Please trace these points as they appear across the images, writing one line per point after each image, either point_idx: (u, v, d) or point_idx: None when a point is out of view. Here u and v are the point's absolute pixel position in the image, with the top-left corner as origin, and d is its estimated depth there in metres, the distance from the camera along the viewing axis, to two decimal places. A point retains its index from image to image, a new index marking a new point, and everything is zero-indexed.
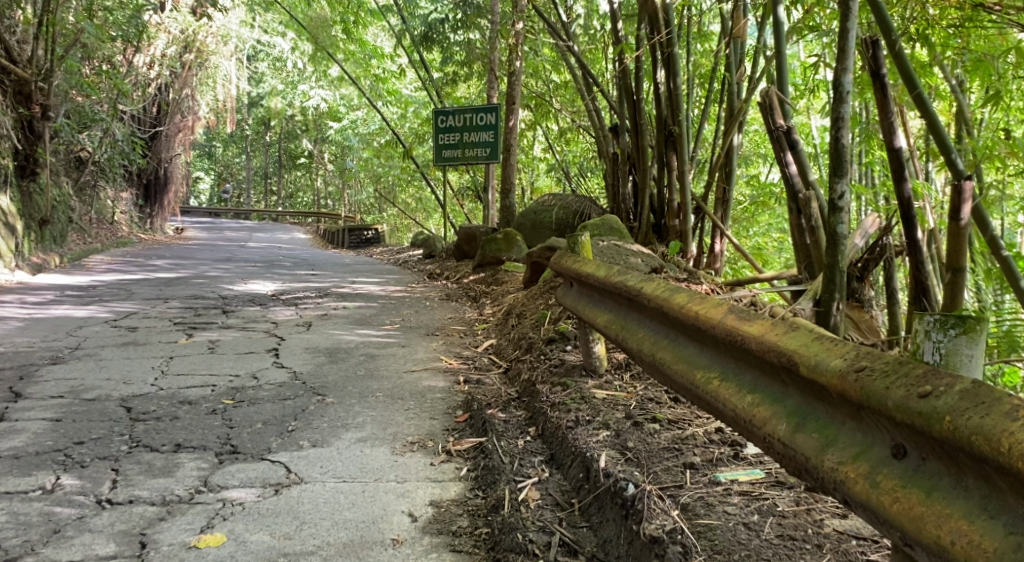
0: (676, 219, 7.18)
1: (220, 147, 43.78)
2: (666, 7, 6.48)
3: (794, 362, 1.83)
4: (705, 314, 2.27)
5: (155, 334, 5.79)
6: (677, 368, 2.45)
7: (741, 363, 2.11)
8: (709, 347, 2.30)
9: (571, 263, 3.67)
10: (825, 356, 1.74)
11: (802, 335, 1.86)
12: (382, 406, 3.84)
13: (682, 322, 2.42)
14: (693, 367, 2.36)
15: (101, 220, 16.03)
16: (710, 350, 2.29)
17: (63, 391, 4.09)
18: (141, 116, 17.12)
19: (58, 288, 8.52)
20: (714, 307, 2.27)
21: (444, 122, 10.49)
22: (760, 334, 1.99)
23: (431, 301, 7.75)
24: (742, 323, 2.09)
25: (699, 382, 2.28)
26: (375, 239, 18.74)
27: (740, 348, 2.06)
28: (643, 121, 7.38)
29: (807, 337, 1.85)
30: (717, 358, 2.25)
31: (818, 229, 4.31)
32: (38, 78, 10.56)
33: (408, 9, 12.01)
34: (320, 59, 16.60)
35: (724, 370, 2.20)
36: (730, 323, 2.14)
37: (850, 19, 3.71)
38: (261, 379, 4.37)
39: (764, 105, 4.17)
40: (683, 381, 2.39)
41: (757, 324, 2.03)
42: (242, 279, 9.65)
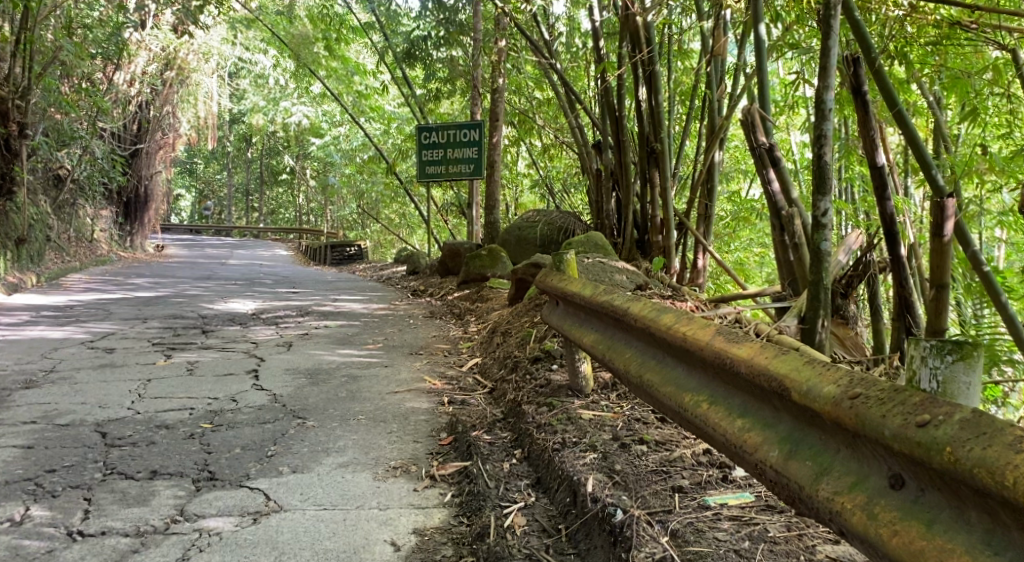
0: (659, 234, 7.17)
1: (201, 164, 43.57)
2: (649, 25, 6.52)
3: (785, 388, 1.80)
4: (693, 336, 2.23)
5: (132, 355, 5.69)
6: (665, 390, 2.41)
7: (731, 386, 2.07)
8: (698, 370, 2.27)
9: (556, 281, 3.62)
10: (818, 382, 1.71)
11: (792, 358, 1.83)
12: (364, 429, 3.77)
13: (669, 343, 2.38)
14: (681, 390, 2.32)
15: (80, 238, 15.87)
16: (699, 374, 2.25)
17: (36, 417, 3.99)
18: (121, 133, 16.87)
19: (34, 309, 8.38)
20: (702, 329, 2.23)
21: (427, 139, 10.40)
22: (750, 358, 1.95)
23: (414, 319, 7.68)
24: (731, 345, 2.05)
25: (688, 405, 2.24)
26: (358, 255, 18.64)
27: (729, 372, 2.03)
28: (626, 138, 7.39)
29: (798, 361, 1.82)
30: (705, 381, 2.22)
31: (802, 246, 4.27)
32: (15, 95, 10.40)
33: (390, 26, 12.01)
34: (302, 76, 16.56)
35: (713, 393, 2.17)
36: (719, 345, 2.10)
37: (831, 37, 3.71)
38: (241, 402, 4.29)
39: (747, 122, 4.17)
40: (671, 404, 2.35)
41: (747, 347, 1.99)
42: (223, 298, 9.55)
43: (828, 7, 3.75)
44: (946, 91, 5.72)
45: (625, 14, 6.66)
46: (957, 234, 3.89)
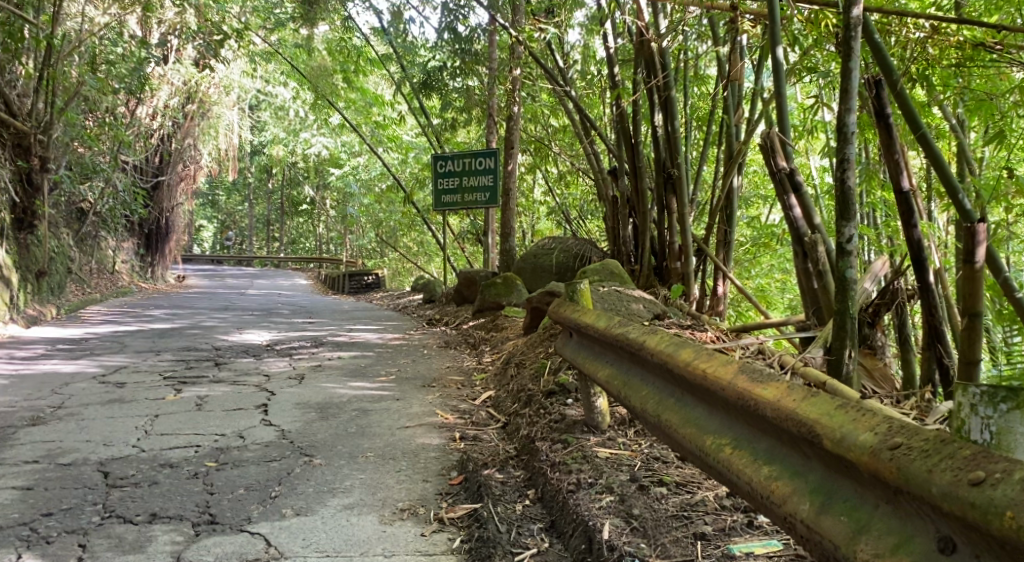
0: (677, 261, 7.03)
1: (223, 196, 43.98)
2: (664, 51, 6.55)
3: (816, 433, 1.76)
4: (712, 375, 2.16)
5: (142, 390, 5.60)
6: (684, 431, 2.30)
7: (757, 429, 2.00)
8: (719, 410, 2.18)
9: (570, 313, 3.50)
10: (853, 429, 1.68)
11: (823, 401, 1.80)
12: (372, 468, 3.64)
13: (687, 381, 2.28)
14: (701, 431, 2.23)
15: (101, 270, 15.92)
16: (718, 414, 2.18)
17: (39, 456, 3.90)
18: (143, 166, 17.12)
19: (50, 342, 8.35)
20: (722, 366, 2.16)
21: (443, 167, 10.44)
22: (778, 398, 1.89)
23: (429, 349, 7.56)
24: (755, 385, 1.98)
25: (708, 448, 2.16)
26: (375, 284, 18.58)
27: (755, 413, 1.96)
28: (642, 164, 7.29)
29: (829, 404, 1.77)
30: (727, 422, 2.14)
31: (826, 273, 4.11)
32: (38, 130, 10.53)
33: (407, 57, 12.03)
34: (321, 107, 16.63)
35: (737, 435, 2.09)
36: (742, 386, 2.02)
37: (853, 59, 3.60)
38: (248, 438, 4.17)
39: (766, 147, 4.05)
40: (690, 446, 2.25)
41: (772, 388, 1.94)
42: (238, 329, 9.48)
43: (848, 27, 3.65)
44: (970, 114, 5.60)
45: (639, 39, 6.67)
46: (987, 261, 3.72)
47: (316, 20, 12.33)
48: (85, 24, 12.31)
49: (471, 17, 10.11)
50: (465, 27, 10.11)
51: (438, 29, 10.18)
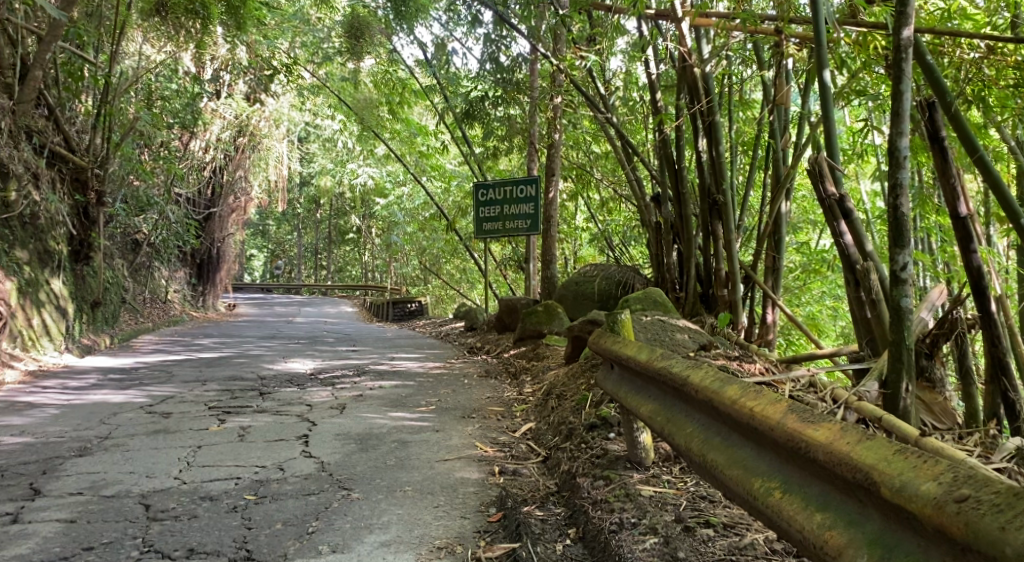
0: (724, 288, 6.88)
1: (272, 226, 44.74)
2: (707, 76, 6.53)
3: (873, 480, 1.77)
4: (761, 414, 2.10)
5: (187, 420, 5.62)
6: (730, 473, 2.22)
7: (808, 472, 1.97)
8: (767, 451, 2.13)
9: (610, 345, 3.42)
10: (914, 478, 1.70)
11: (881, 447, 1.80)
12: (410, 502, 3.58)
13: (734, 420, 2.21)
14: (748, 473, 2.16)
15: (154, 299, 16.22)
16: (768, 455, 2.12)
17: (84, 487, 3.92)
18: (195, 198, 17.51)
19: (102, 371, 8.47)
20: (772, 405, 2.10)
21: (485, 196, 10.47)
22: (831, 441, 1.88)
23: (470, 379, 7.50)
24: (806, 426, 1.96)
25: (757, 492, 2.09)
26: (419, 311, 18.62)
27: (807, 457, 1.93)
28: (686, 190, 7.21)
29: (888, 449, 1.78)
30: (776, 464, 2.08)
31: (880, 302, 3.97)
32: (95, 165, 10.77)
33: (450, 88, 12.14)
34: (366, 138, 16.79)
35: (786, 478, 2.04)
36: (794, 426, 1.99)
37: (904, 82, 3.52)
38: (287, 471, 4.15)
39: (814, 172, 3.95)
40: (737, 488, 2.17)
41: (824, 429, 1.92)
42: (284, 358, 9.53)
43: (898, 49, 3.58)
44: None
45: (682, 65, 6.68)
46: None
47: (362, 54, 12.55)
48: (141, 62, 12.79)
49: (513, 47, 10.19)
50: (506, 58, 10.20)
51: (481, 61, 10.28)
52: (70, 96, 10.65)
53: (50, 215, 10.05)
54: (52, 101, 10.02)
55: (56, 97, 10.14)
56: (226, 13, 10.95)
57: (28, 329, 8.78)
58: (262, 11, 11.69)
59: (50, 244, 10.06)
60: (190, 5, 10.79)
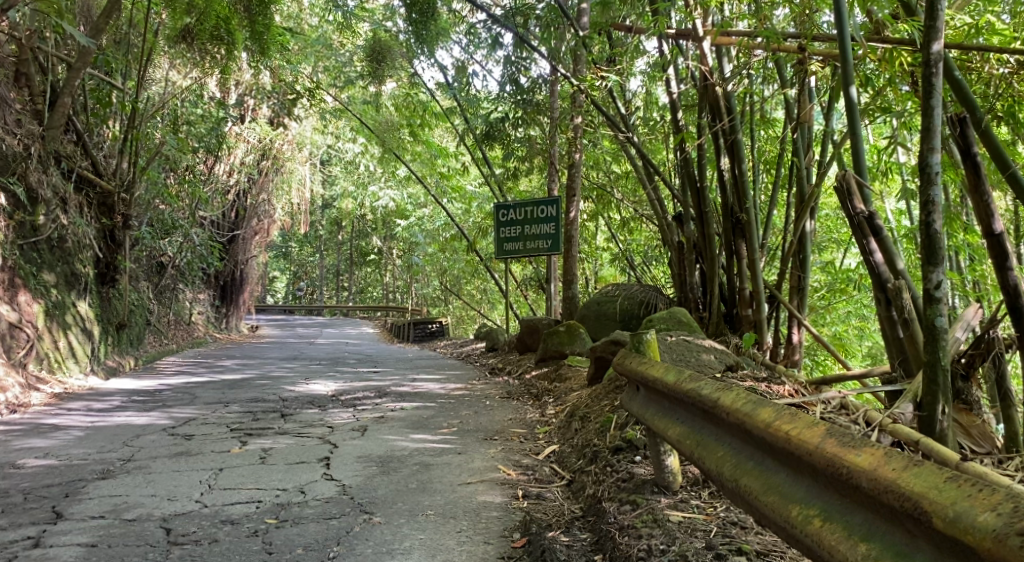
0: (749, 308, 6.77)
1: (294, 248, 45.04)
2: (729, 95, 6.49)
3: (922, 510, 1.70)
4: (799, 438, 2.03)
5: (209, 442, 5.59)
6: (767, 499, 2.14)
7: (848, 500, 1.90)
8: (804, 476, 2.05)
9: (637, 365, 3.34)
10: (968, 507, 1.63)
11: (931, 474, 1.73)
12: (433, 527, 3.52)
13: (770, 444, 2.13)
14: (786, 499, 2.09)
15: (178, 321, 16.31)
16: (807, 481, 2.04)
17: (105, 510, 3.89)
18: (219, 221, 17.66)
19: (126, 394, 8.47)
20: (810, 429, 2.03)
21: (506, 216, 10.51)
22: (874, 467, 1.82)
23: (491, 400, 7.43)
24: (847, 451, 1.89)
25: (795, 520, 2.02)
26: (439, 332, 18.61)
27: (848, 483, 1.87)
28: (708, 209, 7.17)
29: (936, 476, 1.72)
30: (816, 491, 2.01)
31: (913, 322, 3.89)
32: (122, 189, 10.87)
33: (471, 110, 12.17)
34: (388, 161, 16.86)
35: (825, 505, 1.97)
36: (832, 450, 1.93)
37: (935, 97, 3.46)
38: (309, 494, 4.10)
39: (841, 190, 3.90)
40: (774, 516, 2.09)
41: (866, 454, 1.86)
42: (305, 380, 9.49)
43: (927, 64, 3.52)
44: None
45: (703, 84, 6.67)
46: None
47: (384, 77, 12.63)
48: (168, 88, 12.96)
49: (534, 68, 10.20)
50: (527, 79, 10.22)
51: (502, 83, 10.31)
52: (98, 121, 10.78)
53: (77, 238, 10.15)
54: (80, 127, 10.14)
55: (84, 123, 10.28)
56: (250, 38, 11.04)
57: (54, 351, 8.82)
58: (285, 36, 11.79)
59: (77, 267, 10.15)
60: (215, 31, 10.84)
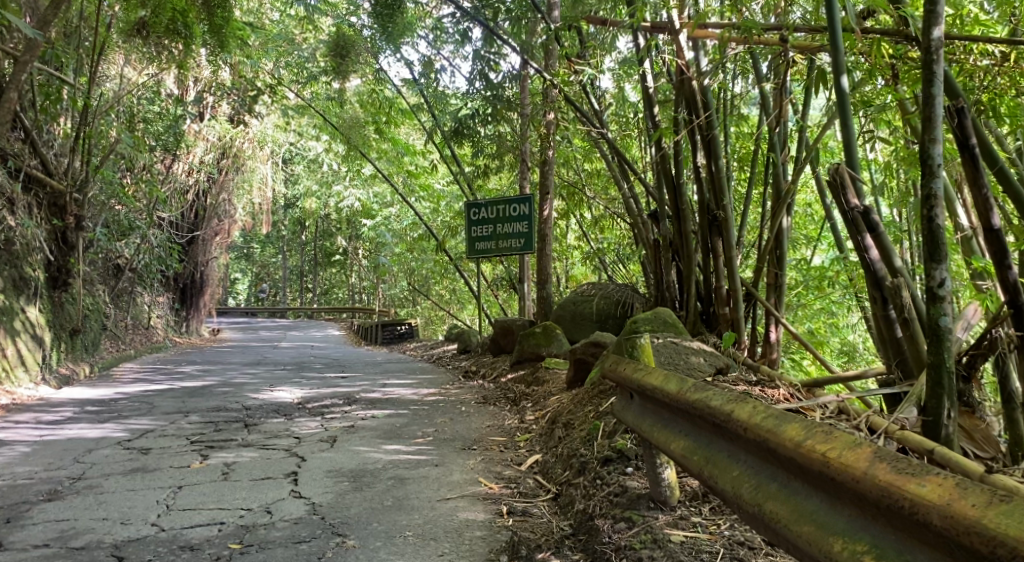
0: (726, 306, 6.58)
1: (257, 249, 44.26)
2: (706, 89, 6.30)
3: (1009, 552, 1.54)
4: (843, 465, 1.87)
5: (168, 457, 5.27)
6: (802, 530, 1.98)
7: (907, 537, 1.74)
8: (845, 505, 1.90)
9: (628, 372, 3.14)
10: None
11: (1013, 510, 1.58)
12: (411, 551, 3.30)
13: (804, 468, 1.97)
14: (825, 531, 1.93)
15: (137, 325, 15.80)
16: (850, 510, 1.88)
17: (50, 538, 3.58)
18: (179, 222, 17.18)
19: (78, 404, 8.05)
20: (854, 454, 1.87)
21: (476, 215, 10.18)
22: (949, 501, 1.65)
23: (466, 406, 7.18)
24: (907, 480, 1.73)
25: (840, 557, 1.86)
26: (408, 334, 18.29)
27: (913, 519, 1.71)
28: (685, 207, 6.98)
29: None
30: (862, 522, 1.85)
31: (913, 321, 3.69)
32: (74, 189, 10.41)
33: (438, 106, 11.90)
34: (354, 159, 16.47)
35: (876, 540, 1.81)
36: (887, 478, 1.77)
37: (937, 85, 3.25)
38: (276, 514, 3.82)
39: (834, 184, 3.68)
40: (812, 550, 1.93)
41: (932, 485, 1.69)
42: (270, 386, 9.14)
43: (928, 51, 3.31)
44: None
45: (679, 78, 6.44)
46: None
47: (348, 73, 12.28)
48: (123, 85, 12.50)
49: (504, 64, 9.93)
50: (496, 74, 9.96)
51: (471, 78, 10.03)
52: (48, 118, 10.34)
53: (26, 240, 9.69)
54: (28, 123, 9.73)
55: (32, 120, 9.87)
56: (208, 32, 10.59)
57: (2, 360, 8.40)
58: (245, 30, 11.41)
59: (26, 271, 9.70)
60: (171, 24, 10.34)
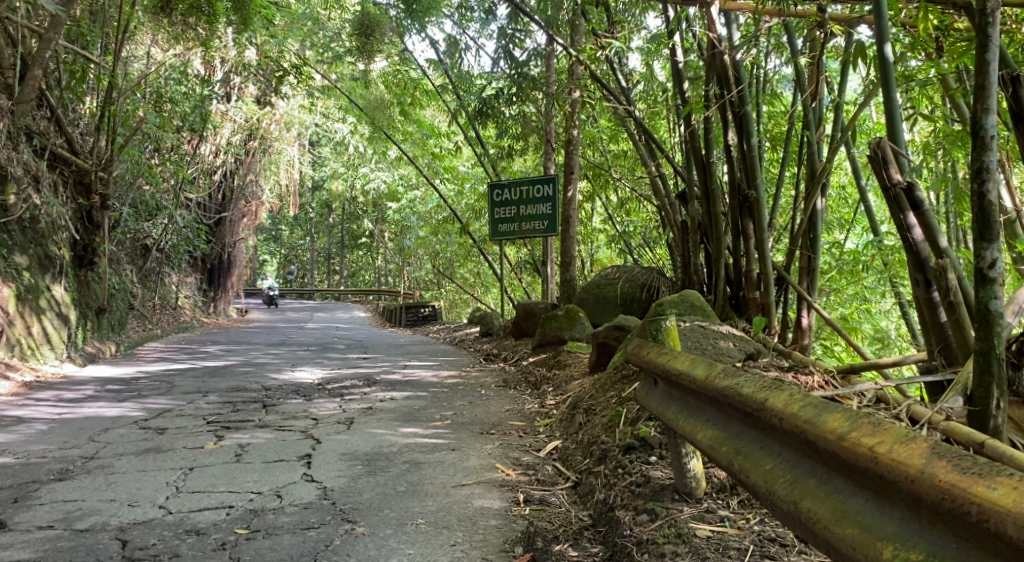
0: (756, 291, 6.35)
1: (285, 231, 44.48)
2: (737, 64, 6.01)
3: None
4: (897, 460, 1.68)
5: (182, 437, 5.18)
6: (844, 531, 1.80)
7: (971, 546, 1.56)
8: (896, 506, 1.72)
9: (652, 355, 2.95)
10: None
11: None
12: (422, 540, 3.16)
13: (849, 464, 1.79)
14: (872, 534, 1.75)
15: (164, 305, 15.90)
16: (904, 514, 1.70)
17: (56, 519, 3.49)
18: (205, 202, 17.20)
19: (100, 383, 8.00)
20: (909, 450, 1.68)
21: (499, 196, 10.04)
22: None
23: (487, 389, 7.03)
24: (975, 483, 1.54)
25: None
26: (433, 316, 18.19)
27: (981, 528, 1.52)
28: (714, 187, 6.73)
29: None
30: (917, 528, 1.67)
31: (959, 304, 3.45)
32: (99, 168, 10.37)
33: (463, 86, 11.70)
34: (378, 140, 16.32)
35: (933, 547, 1.63)
36: (948, 479, 1.58)
37: (992, 50, 3.00)
38: (286, 498, 3.70)
39: (875, 159, 3.50)
40: (857, 554, 1.75)
41: (1004, 489, 1.50)
42: (290, 367, 9.06)
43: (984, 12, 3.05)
44: None
45: (710, 53, 6.17)
46: None
47: (373, 53, 12.13)
48: (150, 64, 12.48)
49: (529, 41, 9.70)
50: (521, 51, 9.72)
51: (496, 57, 9.82)
52: (73, 98, 10.25)
53: (51, 219, 9.69)
54: (54, 102, 9.64)
55: (57, 98, 9.75)
56: (232, 10, 10.49)
57: (27, 338, 8.40)
58: (271, 9, 11.27)
59: (52, 249, 9.68)
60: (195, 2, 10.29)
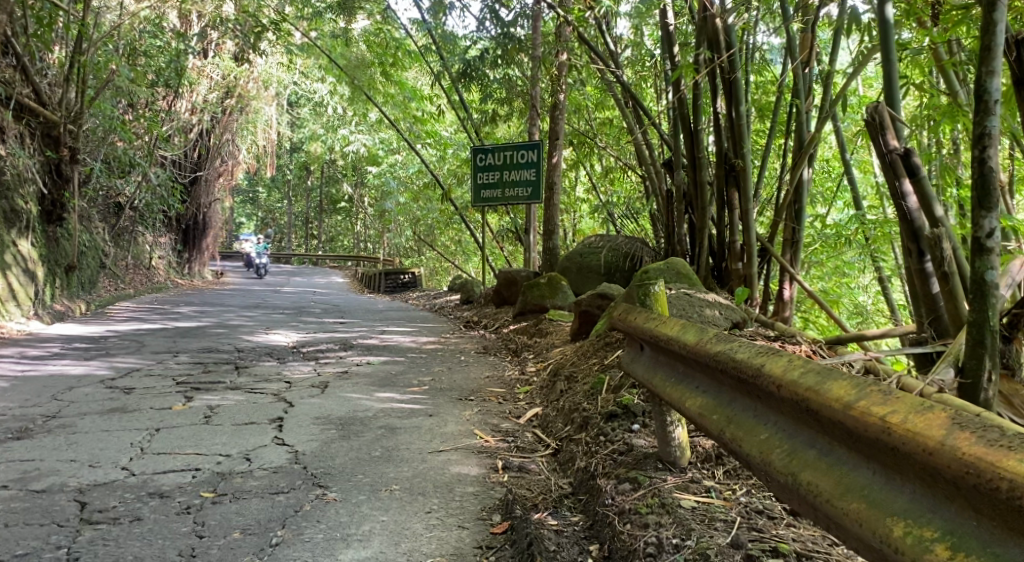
0: (739, 262, 6.25)
1: (263, 193, 43.89)
2: (730, 28, 5.81)
3: None
4: (914, 431, 1.57)
5: (150, 397, 5.02)
6: (852, 507, 1.71)
7: (995, 523, 1.46)
8: (909, 480, 1.62)
9: (639, 320, 2.83)
10: None
11: None
12: (397, 507, 3.05)
13: (860, 436, 1.68)
14: (881, 510, 1.65)
15: (137, 265, 15.59)
16: (918, 486, 1.60)
17: (11, 479, 3.33)
18: (181, 161, 16.80)
19: (66, 341, 7.79)
20: (928, 421, 1.57)
21: (482, 160, 9.84)
22: None
23: (466, 356, 6.92)
24: (1002, 454, 1.44)
25: (902, 544, 1.59)
26: (412, 283, 18.03)
27: (1009, 505, 1.41)
28: (702, 154, 6.58)
29: None
30: (931, 502, 1.57)
31: (952, 274, 3.36)
32: (68, 120, 10.01)
33: (447, 47, 11.40)
34: (359, 101, 15.97)
35: (949, 525, 1.53)
36: (971, 451, 1.47)
37: (999, 9, 2.84)
38: (255, 462, 3.56)
39: (873, 123, 3.32)
40: (866, 532, 1.66)
41: None
42: (265, 329, 8.88)
43: None
44: None
45: (702, 16, 5.96)
46: None
47: (354, 9, 11.80)
48: (122, 16, 12.04)
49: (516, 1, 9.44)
50: (508, 11, 9.44)
51: (482, 17, 9.55)
52: (40, 46, 9.84)
53: (17, 171, 9.36)
54: (20, 50, 9.26)
55: (24, 46, 9.37)
56: None
57: None
58: None
59: (17, 203, 9.37)
60: None
